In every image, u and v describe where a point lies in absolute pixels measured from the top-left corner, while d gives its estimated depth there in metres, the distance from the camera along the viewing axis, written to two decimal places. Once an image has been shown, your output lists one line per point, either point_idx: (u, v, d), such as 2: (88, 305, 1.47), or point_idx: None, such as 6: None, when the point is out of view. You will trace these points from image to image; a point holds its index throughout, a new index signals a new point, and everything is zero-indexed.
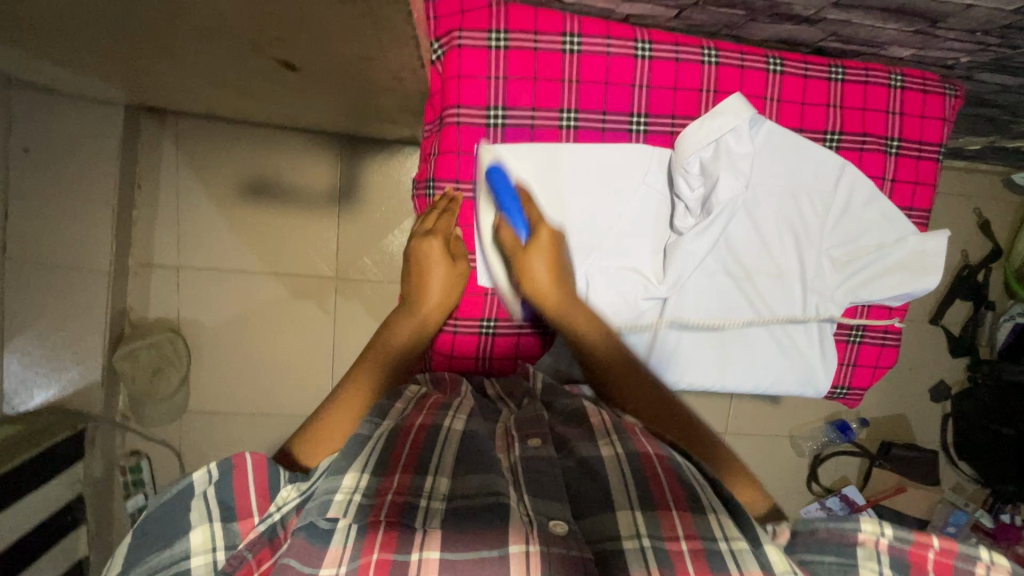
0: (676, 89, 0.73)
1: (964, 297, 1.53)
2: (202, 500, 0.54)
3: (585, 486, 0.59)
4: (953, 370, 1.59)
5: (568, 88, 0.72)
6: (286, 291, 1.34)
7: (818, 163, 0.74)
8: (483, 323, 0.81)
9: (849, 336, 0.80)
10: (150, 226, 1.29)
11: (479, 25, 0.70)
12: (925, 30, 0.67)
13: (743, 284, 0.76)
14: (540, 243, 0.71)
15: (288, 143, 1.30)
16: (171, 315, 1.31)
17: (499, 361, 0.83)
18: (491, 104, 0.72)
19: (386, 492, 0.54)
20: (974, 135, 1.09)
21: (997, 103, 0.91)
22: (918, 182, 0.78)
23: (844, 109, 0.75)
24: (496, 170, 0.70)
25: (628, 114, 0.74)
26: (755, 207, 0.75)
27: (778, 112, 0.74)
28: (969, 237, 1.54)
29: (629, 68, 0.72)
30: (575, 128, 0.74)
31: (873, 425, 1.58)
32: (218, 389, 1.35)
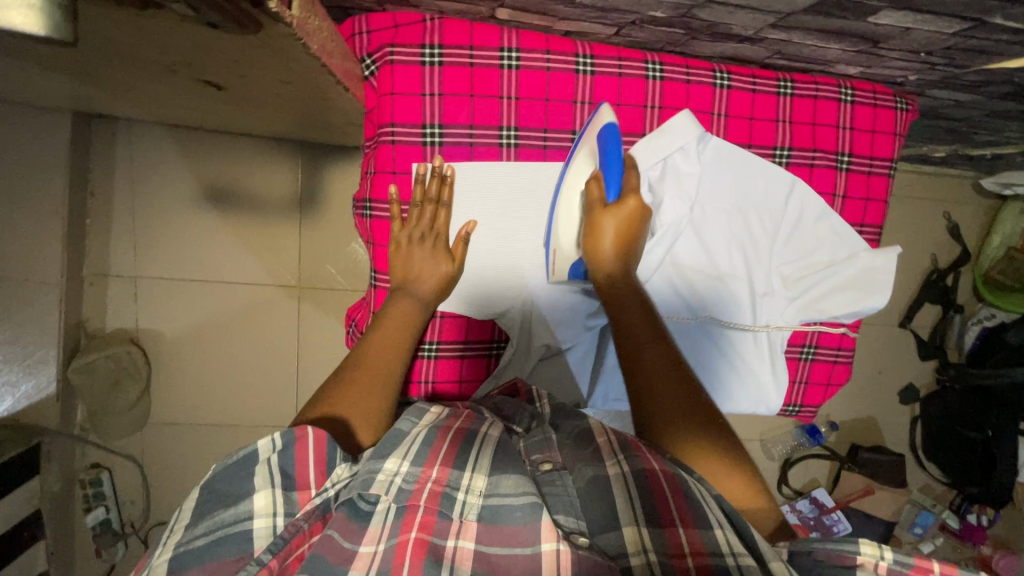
0: (619, 105, 0.71)
1: (932, 301, 1.54)
2: (265, 466, 0.52)
3: (591, 507, 0.56)
4: (921, 372, 1.61)
5: (507, 105, 0.71)
6: (247, 300, 1.31)
7: (768, 181, 0.73)
8: (425, 346, 0.77)
9: (801, 353, 0.79)
10: (105, 235, 1.26)
11: (412, 41, 0.68)
12: (869, 50, 0.65)
13: (694, 306, 0.75)
14: (623, 208, 0.67)
15: (248, 148, 1.26)
16: (130, 325, 1.29)
17: (443, 385, 0.78)
18: (426, 122, 0.70)
19: (426, 480, 0.55)
20: (937, 143, 1.09)
21: (955, 116, 0.90)
22: (869, 199, 0.77)
23: (793, 124, 0.73)
24: (610, 130, 0.66)
25: (570, 132, 0.73)
26: (703, 226, 0.74)
27: (725, 128, 0.73)
28: (938, 240, 1.54)
29: (571, 83, 0.70)
30: (515, 145, 0.72)
31: (842, 428, 1.59)
32: (181, 400, 1.32)
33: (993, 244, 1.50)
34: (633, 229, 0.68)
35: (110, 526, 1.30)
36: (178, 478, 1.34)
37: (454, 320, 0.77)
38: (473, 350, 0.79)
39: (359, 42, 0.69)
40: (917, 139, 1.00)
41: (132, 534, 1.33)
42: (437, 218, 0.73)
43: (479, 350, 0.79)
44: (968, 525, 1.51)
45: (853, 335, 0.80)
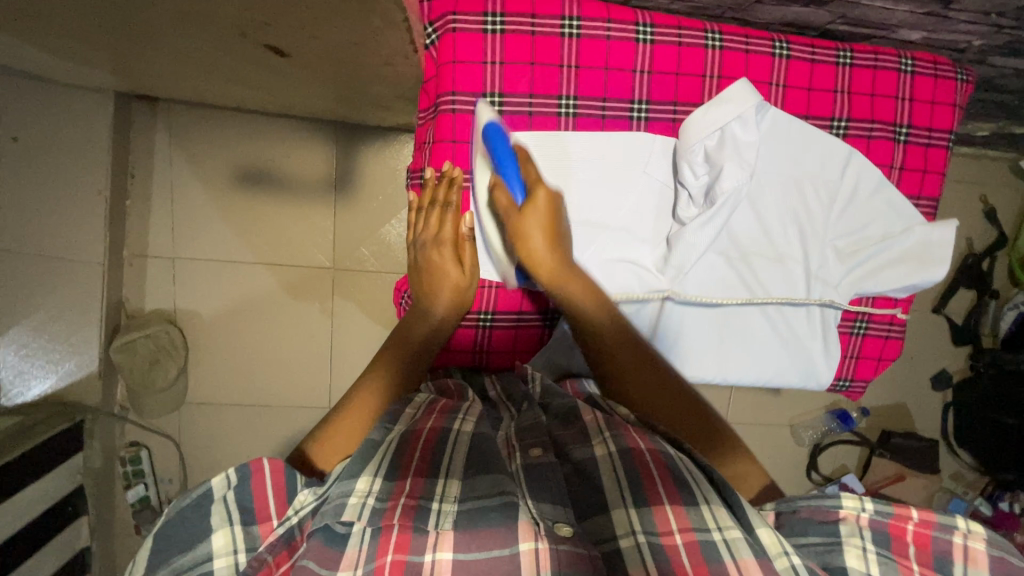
0: (678, 74, 0.71)
1: (968, 286, 1.52)
2: (222, 504, 0.54)
3: (582, 489, 0.61)
4: (954, 358, 1.59)
5: (566, 73, 0.70)
6: (284, 282, 1.32)
7: (824, 152, 0.72)
8: (481, 315, 0.79)
9: (852, 328, 0.78)
10: (145, 216, 1.27)
11: (474, 8, 0.67)
12: (938, 12, 0.65)
13: (747, 277, 0.75)
14: (534, 206, 0.67)
15: (284, 130, 1.27)
16: (167, 306, 1.30)
17: (496, 352, 0.82)
18: (486, 90, 0.70)
19: (399, 495, 0.56)
20: (983, 121, 1.07)
21: (1008, 89, 0.89)
22: (926, 171, 0.76)
23: (852, 95, 0.73)
24: (494, 130, 0.66)
25: (628, 101, 0.71)
26: (758, 197, 0.73)
27: (783, 98, 0.72)
28: (975, 224, 1.51)
29: (630, 52, 0.70)
30: (573, 115, 0.71)
31: (873, 415, 1.58)
32: (217, 380, 1.34)
33: None
34: (553, 222, 0.69)
35: (149, 503, 1.32)
36: (214, 457, 1.37)
37: (512, 291, 0.78)
38: (527, 322, 0.80)
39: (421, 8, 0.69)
40: (965, 115, 0.99)
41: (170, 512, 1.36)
42: (445, 223, 0.75)
43: (533, 322, 0.81)
44: (1001, 512, 1.47)
45: (906, 310, 0.78)
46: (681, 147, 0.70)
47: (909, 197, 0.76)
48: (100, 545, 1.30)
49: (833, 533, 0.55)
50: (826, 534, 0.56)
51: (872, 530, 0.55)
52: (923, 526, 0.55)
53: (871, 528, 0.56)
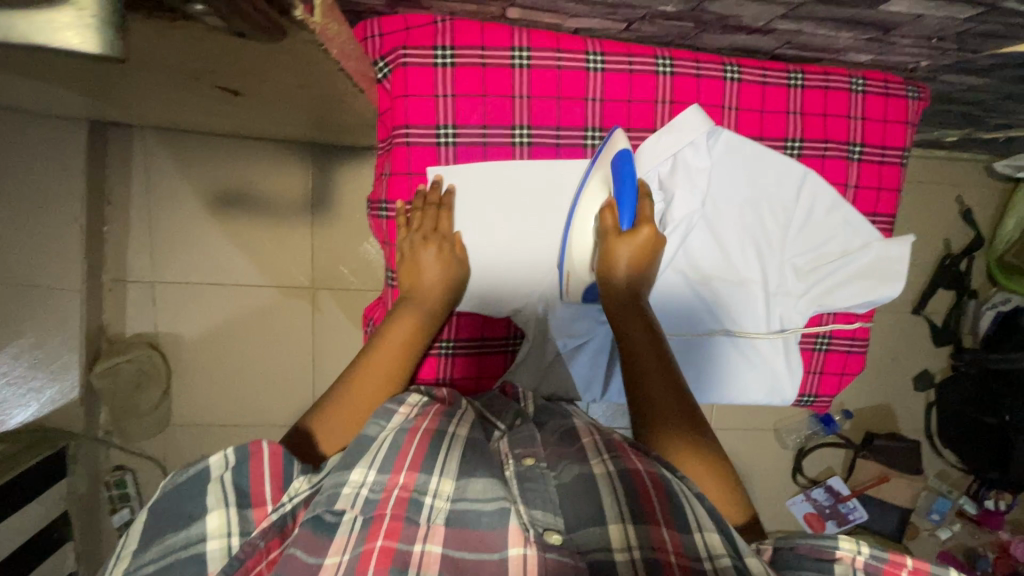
0: (631, 101, 0.72)
1: (946, 287, 1.53)
2: (219, 483, 0.57)
3: (573, 500, 0.61)
4: (936, 358, 1.60)
5: (519, 104, 0.71)
6: (264, 302, 1.33)
7: (779, 172, 0.73)
8: (441, 343, 0.79)
9: (815, 344, 0.79)
10: (123, 241, 1.28)
11: (424, 42, 0.68)
12: (880, 37, 0.66)
13: (707, 299, 0.75)
14: (636, 236, 0.69)
15: (259, 152, 1.28)
16: (148, 329, 1.31)
17: (460, 381, 0.81)
18: (440, 123, 0.71)
19: (392, 487, 0.58)
20: (949, 128, 1.08)
21: (967, 101, 0.90)
22: (881, 188, 0.76)
23: (804, 116, 0.73)
24: (626, 155, 0.67)
25: (582, 129, 0.73)
26: (715, 222, 0.74)
27: (736, 121, 0.73)
28: (950, 225, 1.52)
29: (582, 81, 0.71)
30: (528, 144, 0.73)
31: (857, 416, 1.59)
32: (200, 402, 1.34)
33: (1009, 226, 1.49)
34: (646, 255, 0.70)
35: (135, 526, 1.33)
36: None
37: (470, 317, 0.79)
38: (488, 347, 0.81)
39: (371, 44, 0.70)
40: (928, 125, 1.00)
41: None
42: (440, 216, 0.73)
43: (494, 346, 0.82)
44: (986, 510, 1.50)
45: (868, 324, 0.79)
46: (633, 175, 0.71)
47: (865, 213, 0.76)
48: (87, 571, 1.30)
49: (826, 570, 0.57)
50: (821, 570, 0.57)
51: (868, 572, 0.57)
52: (917, 573, 0.57)
53: (867, 570, 0.57)
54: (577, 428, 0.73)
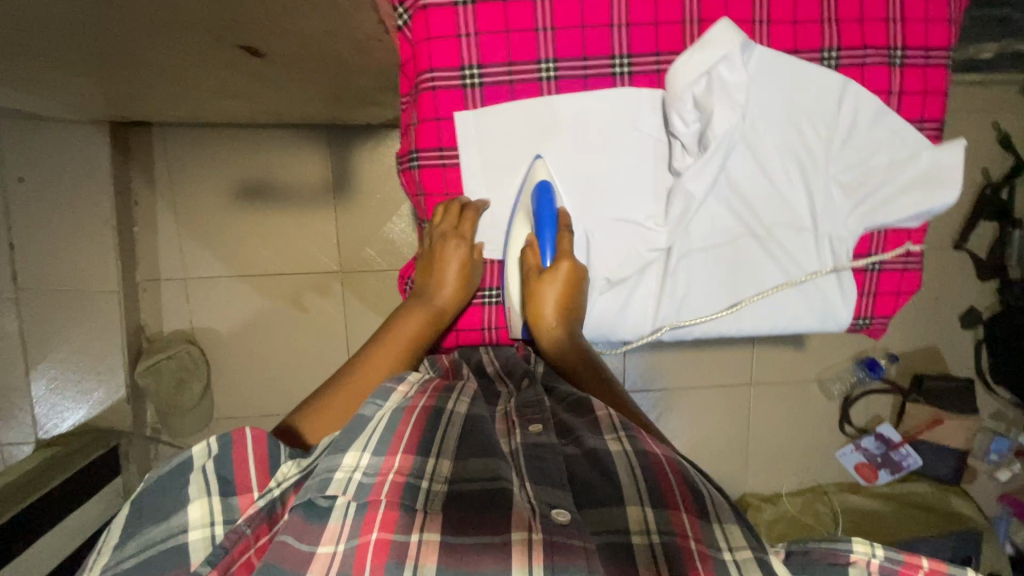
0: (657, 22, 0.67)
1: (988, 218, 1.47)
2: (201, 474, 0.54)
3: (590, 475, 0.60)
4: (982, 293, 1.54)
5: (543, 36, 0.66)
6: (294, 290, 1.34)
7: (818, 84, 0.68)
8: (486, 292, 0.81)
9: (866, 266, 0.76)
10: (153, 240, 1.30)
11: None
12: None
13: (748, 222, 0.74)
14: (558, 276, 0.71)
15: (278, 140, 1.28)
16: (185, 326, 1.33)
17: (504, 330, 0.83)
18: (465, 63, 0.67)
19: (387, 471, 0.56)
20: (987, 39, 1.03)
21: None
22: (927, 92, 0.71)
23: (840, 23, 0.68)
24: (545, 191, 0.70)
25: (610, 57, 0.67)
26: (753, 140, 0.71)
27: (769, 35, 0.68)
28: (988, 153, 1.46)
29: (605, 6, 0.66)
30: (554, 79, 0.68)
31: (903, 360, 1.55)
32: (241, 394, 1.36)
33: None
34: (569, 294, 0.72)
35: None
36: None
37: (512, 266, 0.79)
38: None
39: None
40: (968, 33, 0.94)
41: None
42: (467, 219, 0.72)
43: None
44: None
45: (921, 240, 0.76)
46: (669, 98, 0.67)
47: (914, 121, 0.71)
48: None
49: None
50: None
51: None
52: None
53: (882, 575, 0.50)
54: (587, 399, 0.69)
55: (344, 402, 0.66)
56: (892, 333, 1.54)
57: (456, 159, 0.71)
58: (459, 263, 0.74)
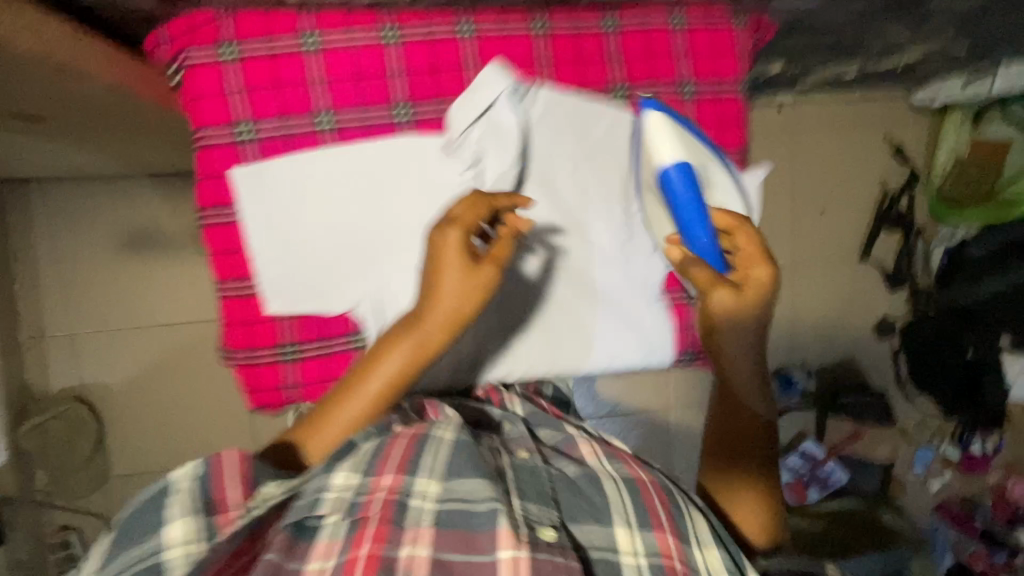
0: (438, 72, 0.62)
1: (890, 228, 1.50)
2: (182, 491, 0.52)
3: (592, 492, 0.58)
4: (894, 304, 1.54)
5: (318, 90, 0.60)
6: (188, 339, 1.31)
7: (608, 121, 0.67)
8: (282, 348, 0.64)
9: (684, 297, 0.75)
10: (35, 297, 1.25)
11: (206, 40, 0.58)
12: None
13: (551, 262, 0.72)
14: (740, 280, 0.63)
15: (162, 189, 1.27)
16: (74, 382, 1.28)
17: (313, 389, 0.66)
18: (236, 121, 0.59)
19: (376, 490, 0.53)
20: (837, 62, 1.04)
21: (837, 36, 0.86)
22: (722, 126, 0.71)
23: (624, 60, 0.67)
24: (670, 175, 0.63)
25: (389, 106, 0.61)
26: (550, 178, 0.69)
27: (554, 75, 0.66)
28: (883, 165, 1.48)
29: (382, 57, 0.60)
30: (336, 130, 0.61)
31: (822, 375, 1.54)
32: (136, 450, 1.32)
33: (941, 159, 1.44)
34: (743, 300, 0.63)
35: None
36: None
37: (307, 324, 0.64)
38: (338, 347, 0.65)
39: (158, 50, 0.59)
40: (805, 56, 0.95)
41: None
42: (478, 204, 0.59)
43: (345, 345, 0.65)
44: (970, 455, 1.48)
45: None
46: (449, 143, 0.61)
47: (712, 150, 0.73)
48: None
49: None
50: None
51: None
52: None
53: None
54: (571, 440, 0.66)
55: (336, 431, 0.60)
56: (809, 347, 1.53)
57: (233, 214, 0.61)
58: (460, 261, 0.58)
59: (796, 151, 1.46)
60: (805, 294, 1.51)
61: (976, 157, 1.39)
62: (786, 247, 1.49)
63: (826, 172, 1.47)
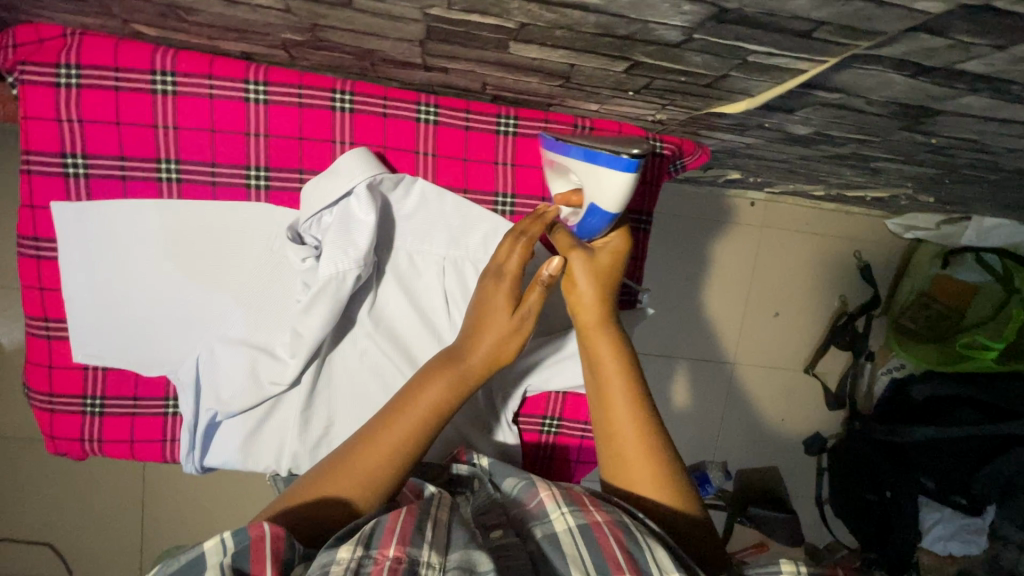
0: (302, 139, 0.66)
1: (840, 345, 1.43)
2: (216, 568, 0.47)
3: (556, 558, 0.54)
4: (829, 422, 1.49)
5: (163, 135, 0.64)
6: None
7: (484, 230, 0.70)
8: (88, 400, 0.71)
9: (541, 426, 0.86)
10: None
11: (45, 58, 0.60)
12: (568, 86, 0.51)
13: (399, 368, 0.70)
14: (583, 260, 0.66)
15: None
16: None
17: (110, 444, 0.72)
18: (68, 151, 0.64)
19: (384, 560, 0.49)
20: (799, 183, 0.98)
21: (788, 165, 0.80)
22: None
23: (515, 167, 0.70)
24: (592, 217, 0.63)
25: (244, 167, 0.66)
26: (411, 281, 0.71)
27: (433, 168, 0.69)
28: (847, 281, 1.43)
29: (242, 114, 0.64)
30: (177, 181, 0.66)
31: (740, 478, 1.49)
32: (20, 414, 1.28)
33: (904, 287, 1.38)
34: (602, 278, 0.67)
35: None
36: (22, 492, 1.31)
37: (118, 373, 0.70)
38: (142, 410, 0.72)
39: (1, 52, 0.61)
40: (760, 175, 0.89)
41: None
42: (512, 254, 0.65)
43: (150, 410, 0.72)
44: None
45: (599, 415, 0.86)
46: (296, 225, 0.67)
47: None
48: None
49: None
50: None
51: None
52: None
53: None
54: (526, 492, 0.65)
55: (366, 467, 0.58)
56: (733, 448, 1.48)
57: (52, 251, 0.66)
58: (505, 307, 0.64)
59: (762, 247, 1.40)
60: (741, 393, 1.46)
61: (941, 295, 1.34)
62: (731, 343, 1.43)
63: (788, 275, 1.41)
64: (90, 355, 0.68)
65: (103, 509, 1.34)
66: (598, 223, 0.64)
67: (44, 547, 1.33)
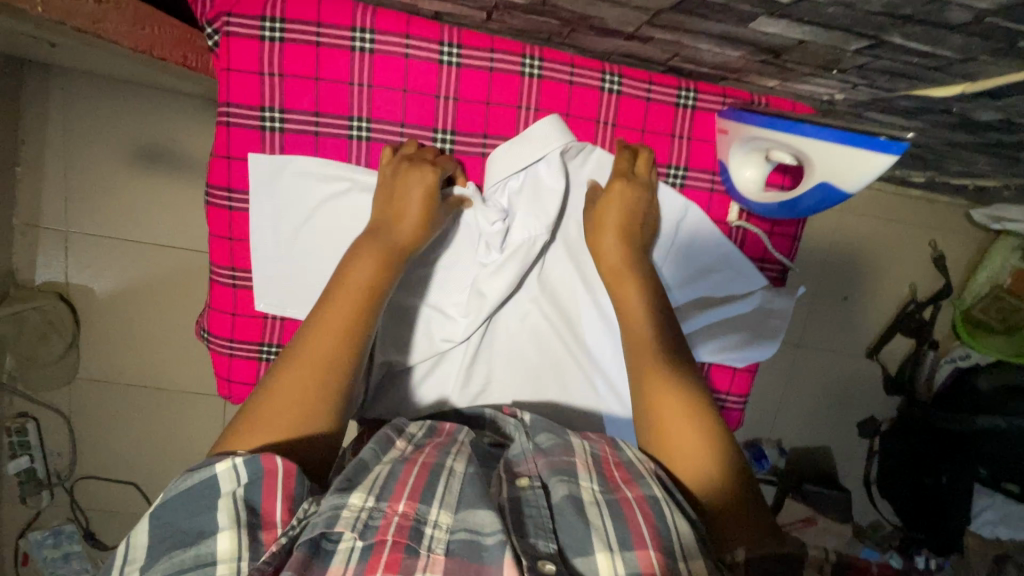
0: (489, 103, 0.75)
1: (905, 333, 1.45)
2: (231, 499, 0.50)
3: (574, 522, 0.54)
4: (885, 406, 1.52)
5: (358, 92, 0.73)
6: (181, 263, 1.29)
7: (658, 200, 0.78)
8: (263, 348, 0.81)
9: None
10: (38, 185, 1.22)
11: (252, 12, 0.70)
12: (771, 62, 0.54)
13: (559, 328, 0.82)
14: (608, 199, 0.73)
15: (185, 109, 1.22)
16: (58, 278, 1.26)
17: None
18: (265, 105, 0.73)
19: (392, 514, 0.51)
20: (909, 169, 0.98)
21: (920, 151, 0.81)
22: (773, 231, 0.82)
23: (691, 141, 0.78)
24: (822, 188, 0.64)
25: (432, 129, 0.75)
26: (578, 251, 0.81)
27: (611, 138, 0.78)
28: (920, 269, 1.43)
29: (434, 75, 0.73)
30: (366, 137, 0.75)
31: (791, 455, 1.53)
32: (109, 358, 1.32)
33: (979, 280, 1.40)
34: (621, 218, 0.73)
35: (34, 475, 1.33)
36: (108, 435, 1.36)
37: (295, 324, 0.80)
38: None
39: (203, 9, 0.73)
40: None
41: (57, 484, 1.36)
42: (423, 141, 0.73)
43: None
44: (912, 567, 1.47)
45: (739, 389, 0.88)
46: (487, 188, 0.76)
47: (763, 232, 0.82)
48: None
49: None
50: None
51: None
52: None
53: None
54: (571, 442, 0.64)
55: (285, 398, 0.56)
56: (789, 427, 1.51)
57: (244, 204, 0.76)
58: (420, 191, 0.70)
59: (842, 230, 1.40)
60: (804, 374, 1.49)
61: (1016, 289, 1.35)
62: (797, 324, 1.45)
63: (861, 260, 1.42)
64: (269, 305, 0.78)
65: (185, 454, 1.39)
66: (821, 194, 0.65)
67: (126, 485, 1.39)
